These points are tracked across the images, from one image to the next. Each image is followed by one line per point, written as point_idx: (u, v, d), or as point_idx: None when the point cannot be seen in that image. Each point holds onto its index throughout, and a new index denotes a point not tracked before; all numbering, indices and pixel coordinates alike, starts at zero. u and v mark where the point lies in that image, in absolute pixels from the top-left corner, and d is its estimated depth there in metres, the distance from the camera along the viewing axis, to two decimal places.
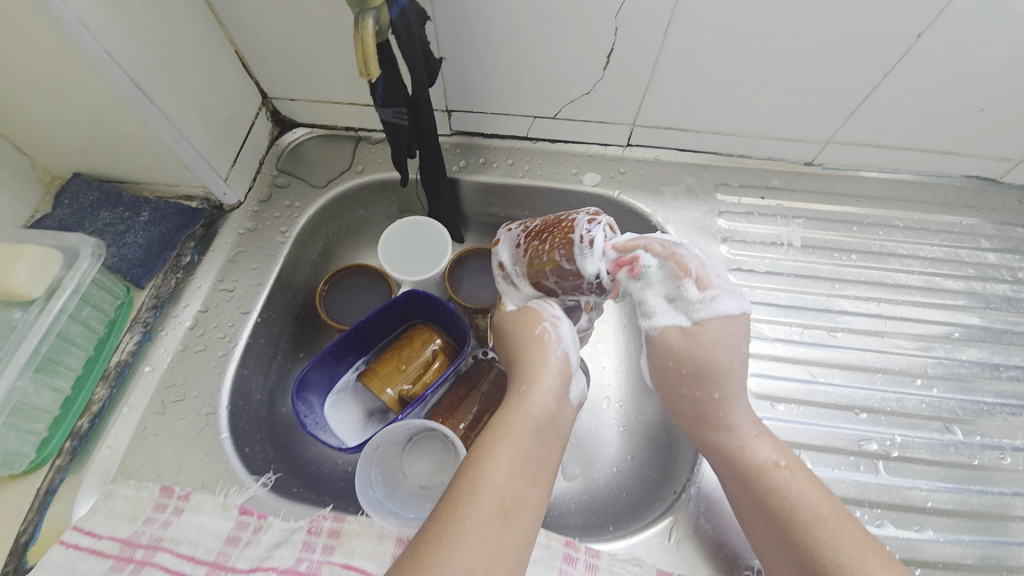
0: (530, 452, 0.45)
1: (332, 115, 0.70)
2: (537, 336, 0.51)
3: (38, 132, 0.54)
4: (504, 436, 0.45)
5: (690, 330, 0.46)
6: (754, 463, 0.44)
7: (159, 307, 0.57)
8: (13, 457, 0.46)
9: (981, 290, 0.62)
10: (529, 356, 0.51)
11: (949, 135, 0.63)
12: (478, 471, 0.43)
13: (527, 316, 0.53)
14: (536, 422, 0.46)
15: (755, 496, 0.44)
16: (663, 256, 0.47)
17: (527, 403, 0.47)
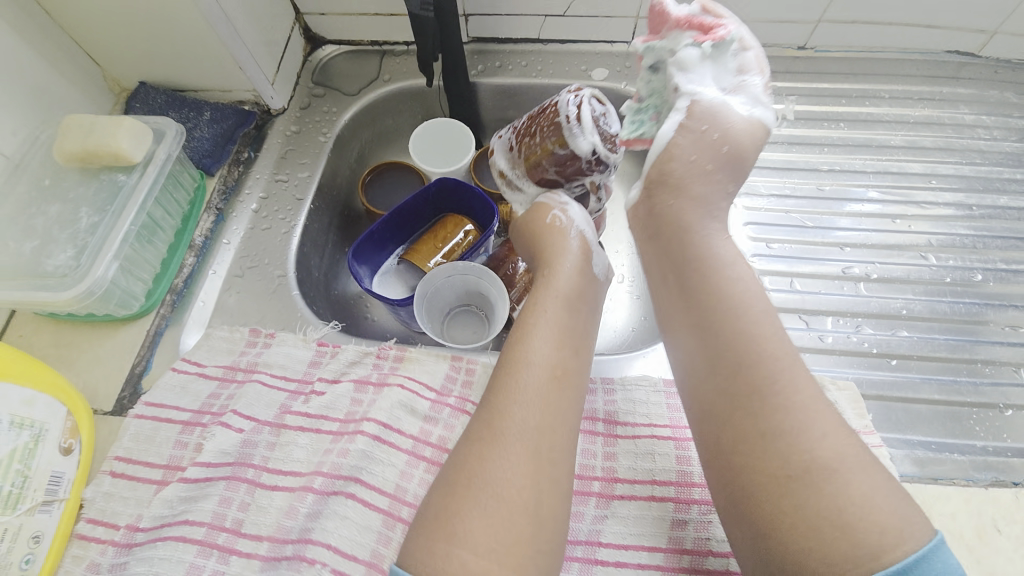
0: (567, 324, 0.48)
1: (359, 29, 0.77)
2: (552, 226, 0.55)
3: (110, 39, 0.60)
4: (539, 313, 0.48)
5: (731, 111, 0.49)
6: (714, 261, 0.46)
7: (227, 194, 0.65)
8: (128, 297, 0.53)
9: (959, 146, 0.68)
10: (548, 246, 0.54)
11: (931, 7, 0.68)
12: (521, 347, 0.46)
13: (539, 210, 0.57)
14: (567, 296, 0.50)
15: (696, 291, 0.46)
16: (718, 30, 0.49)
17: (553, 282, 0.51)
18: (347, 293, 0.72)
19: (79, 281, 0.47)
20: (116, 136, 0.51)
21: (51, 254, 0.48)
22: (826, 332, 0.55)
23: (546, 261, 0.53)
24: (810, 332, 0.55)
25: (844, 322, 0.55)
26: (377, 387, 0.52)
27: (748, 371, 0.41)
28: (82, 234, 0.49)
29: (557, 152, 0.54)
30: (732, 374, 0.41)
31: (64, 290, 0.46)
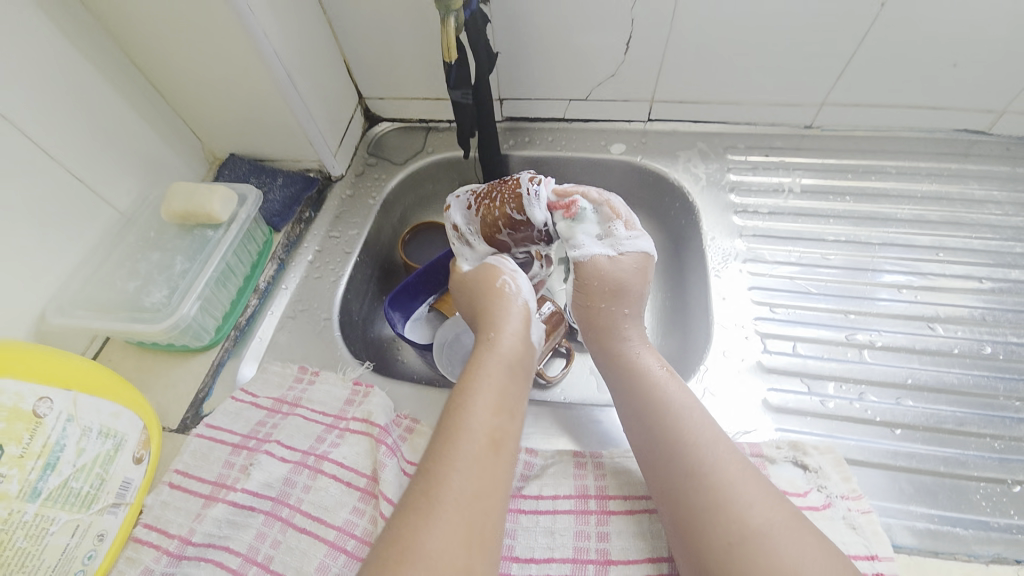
0: (503, 386, 0.57)
1: (410, 109, 0.90)
2: (502, 292, 0.65)
3: (212, 121, 0.75)
4: (483, 378, 0.57)
5: (613, 259, 0.62)
6: (639, 366, 0.58)
7: (289, 246, 0.76)
8: (202, 332, 0.63)
9: (968, 220, 0.70)
10: (493, 311, 0.64)
11: (931, 91, 0.73)
12: (466, 406, 0.54)
13: (489, 271, 0.67)
14: (507, 363, 0.59)
15: (631, 393, 0.56)
16: (598, 202, 0.63)
17: (496, 349, 0.60)
18: (383, 337, 0.80)
19: (170, 315, 0.58)
20: (211, 200, 0.63)
21: (149, 292, 0.60)
22: (827, 397, 0.56)
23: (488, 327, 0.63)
24: (812, 396, 0.57)
25: (846, 387, 0.57)
26: (389, 450, 0.55)
27: (680, 453, 0.50)
28: (175, 277, 0.61)
29: (513, 219, 0.66)
30: (673, 456, 0.50)
31: (157, 322, 0.57)
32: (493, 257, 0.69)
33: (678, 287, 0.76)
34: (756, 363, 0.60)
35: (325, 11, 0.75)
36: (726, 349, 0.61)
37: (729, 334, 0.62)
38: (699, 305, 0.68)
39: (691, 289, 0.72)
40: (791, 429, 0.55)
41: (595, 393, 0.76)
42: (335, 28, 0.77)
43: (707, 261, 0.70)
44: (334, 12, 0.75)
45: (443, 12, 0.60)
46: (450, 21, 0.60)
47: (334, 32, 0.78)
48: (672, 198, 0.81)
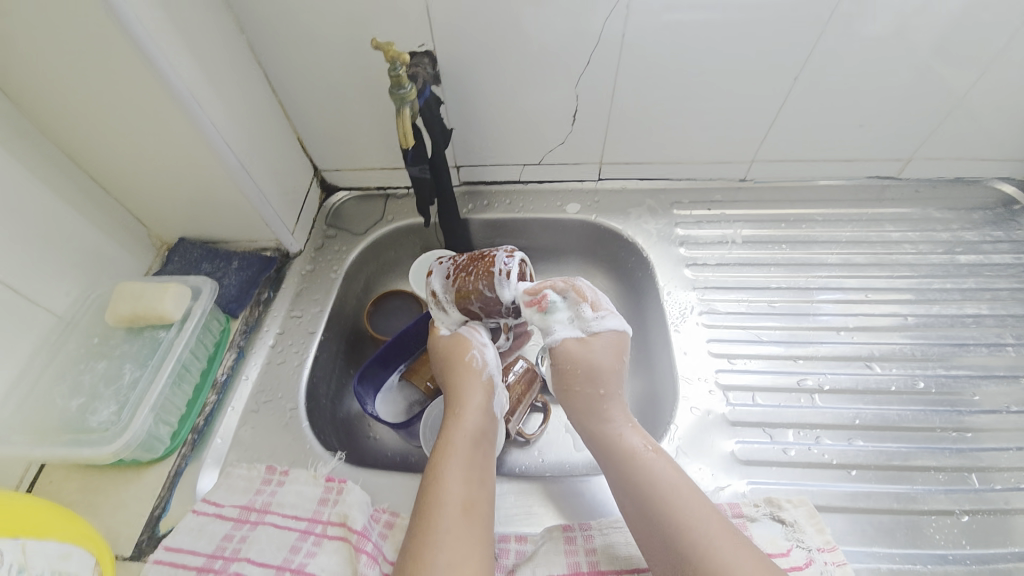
0: (470, 460, 0.59)
1: (366, 179, 0.90)
2: (471, 365, 0.66)
3: (160, 208, 0.73)
4: (450, 455, 0.58)
5: (585, 342, 0.64)
6: (626, 446, 0.58)
7: (247, 332, 0.73)
8: (155, 443, 0.59)
9: (889, 261, 0.78)
10: (460, 383, 0.65)
11: (844, 147, 0.82)
12: (435, 485, 0.56)
13: (460, 344, 0.68)
14: (472, 435, 0.61)
15: (621, 473, 0.57)
16: (565, 290, 0.64)
17: (461, 422, 0.61)
18: (352, 413, 0.77)
19: (119, 436, 0.55)
20: (162, 300, 0.61)
21: (95, 411, 0.57)
22: (789, 445, 0.60)
23: (455, 401, 0.64)
24: (776, 445, 0.60)
25: (803, 434, 0.60)
26: (371, 554, 0.54)
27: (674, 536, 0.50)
28: (124, 390, 0.58)
29: (486, 294, 0.65)
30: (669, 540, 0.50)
31: (106, 445, 0.54)
32: (465, 328, 0.69)
33: (642, 340, 0.78)
34: (721, 417, 0.62)
35: (275, 92, 0.75)
36: (694, 406, 0.63)
37: (695, 389, 0.65)
38: (662, 359, 0.71)
39: (654, 343, 0.75)
40: (761, 481, 0.57)
41: (570, 453, 0.75)
42: (287, 107, 0.78)
43: (666, 315, 0.73)
44: (284, 92, 0.76)
45: (398, 103, 0.64)
46: (405, 111, 0.65)
47: (286, 111, 0.78)
48: (628, 252, 0.85)
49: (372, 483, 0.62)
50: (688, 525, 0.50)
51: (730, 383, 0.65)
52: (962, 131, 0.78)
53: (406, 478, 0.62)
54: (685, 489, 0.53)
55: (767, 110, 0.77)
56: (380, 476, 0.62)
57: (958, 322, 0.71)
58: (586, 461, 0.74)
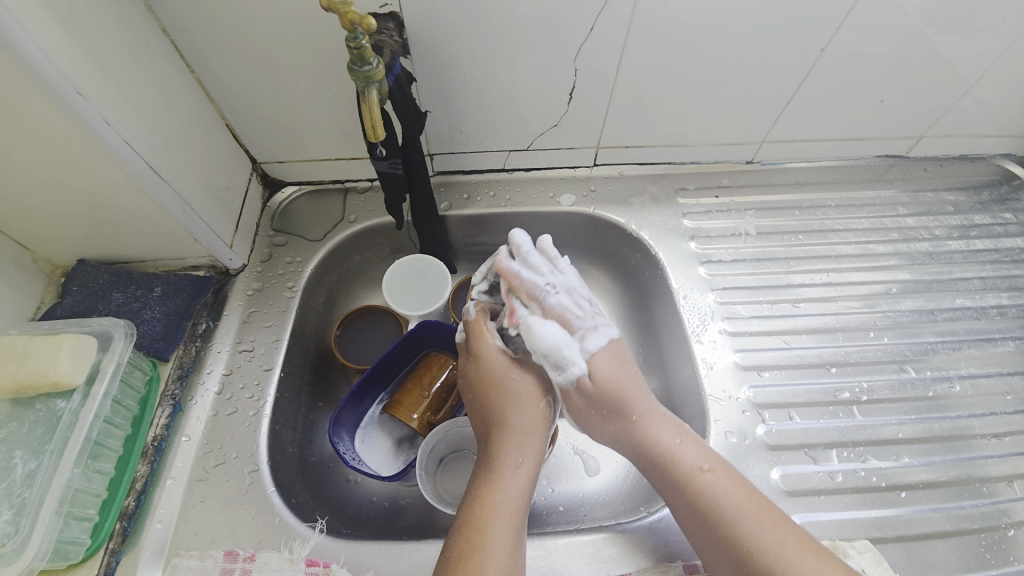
0: (521, 522, 0.49)
1: (319, 172, 0.74)
2: (539, 412, 0.54)
3: (46, 227, 0.56)
4: (498, 516, 0.47)
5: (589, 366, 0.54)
6: (683, 470, 0.51)
7: (184, 377, 0.59)
8: (71, 546, 0.46)
9: (906, 250, 0.75)
10: (519, 425, 0.53)
11: (860, 125, 0.74)
12: (481, 554, 0.45)
13: (538, 387, 0.55)
14: (524, 495, 0.50)
15: (686, 501, 0.51)
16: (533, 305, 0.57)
17: (514, 476, 0.50)
18: (326, 456, 0.64)
19: (21, 552, 0.42)
20: (56, 359, 0.47)
21: None
22: (836, 470, 0.58)
23: (509, 444, 0.52)
24: (821, 470, 0.58)
25: (849, 454, 0.59)
26: None
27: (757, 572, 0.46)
28: (18, 488, 0.44)
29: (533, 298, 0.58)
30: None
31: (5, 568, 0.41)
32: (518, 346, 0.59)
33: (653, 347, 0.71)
34: (761, 442, 0.59)
35: (190, 67, 0.58)
36: (728, 429, 0.60)
37: (726, 410, 0.61)
38: (684, 372, 0.66)
39: (669, 356, 0.69)
40: (812, 514, 0.55)
41: (582, 478, 0.67)
42: (207, 86, 0.60)
43: (685, 324, 0.67)
44: (201, 66, 0.58)
45: (362, 84, 0.50)
46: (373, 93, 0.50)
47: (207, 91, 0.61)
48: (633, 249, 0.76)
49: (359, 556, 0.52)
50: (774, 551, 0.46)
51: (766, 401, 0.62)
52: (978, 109, 0.72)
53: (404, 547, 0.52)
54: (760, 511, 0.49)
55: (785, 85, 0.67)
56: (375, 547, 0.52)
57: (981, 314, 0.70)
58: (602, 487, 0.66)
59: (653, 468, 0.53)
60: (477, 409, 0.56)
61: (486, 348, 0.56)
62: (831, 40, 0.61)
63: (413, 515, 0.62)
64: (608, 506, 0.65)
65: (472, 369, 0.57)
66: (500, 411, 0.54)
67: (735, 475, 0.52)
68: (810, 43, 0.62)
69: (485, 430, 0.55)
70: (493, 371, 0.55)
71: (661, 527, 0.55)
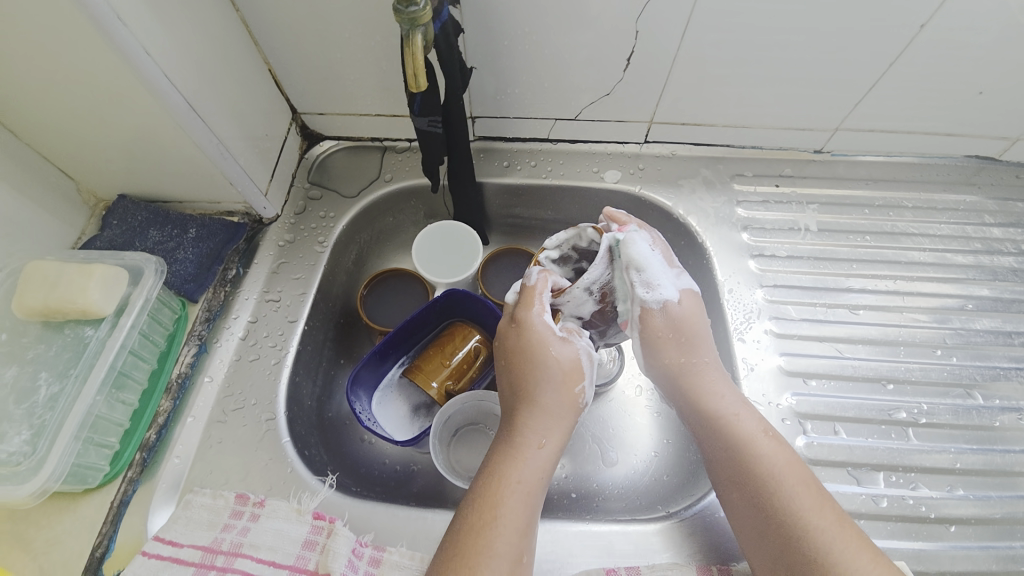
0: (537, 503, 0.46)
1: (358, 128, 0.72)
2: (572, 395, 0.51)
3: (90, 160, 0.56)
4: (515, 494, 0.45)
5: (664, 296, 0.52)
6: (746, 432, 0.48)
7: (211, 319, 0.59)
8: (90, 470, 0.48)
9: (989, 263, 0.67)
10: (546, 405, 0.50)
11: (954, 119, 0.65)
12: (490, 527, 0.43)
13: (574, 370, 0.51)
14: (541, 474, 0.47)
15: (733, 463, 0.47)
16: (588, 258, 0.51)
17: (533, 454, 0.47)
18: (343, 413, 0.64)
19: (37, 471, 0.44)
20: (86, 289, 0.49)
21: (3, 436, 0.45)
22: (880, 494, 0.53)
23: (533, 422, 0.49)
24: (863, 492, 0.53)
25: (896, 479, 0.54)
26: None
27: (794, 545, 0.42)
28: (39, 410, 0.47)
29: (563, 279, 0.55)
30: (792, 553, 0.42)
31: (22, 485, 0.44)
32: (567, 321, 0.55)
33: None
34: (798, 455, 0.55)
35: (234, 4, 0.56)
36: None
37: (764, 415, 0.57)
38: (721, 371, 0.61)
39: None
40: None
41: (599, 468, 0.64)
42: (251, 27, 0.59)
43: (728, 320, 0.62)
44: (245, 5, 0.56)
45: (407, 26, 0.47)
46: (417, 38, 0.47)
47: (251, 32, 0.59)
48: (678, 235, 0.71)
49: (366, 514, 0.52)
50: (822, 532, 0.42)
51: (808, 411, 0.57)
52: None
53: (412, 512, 0.52)
54: (815, 493, 0.44)
55: (871, 67, 0.59)
56: (381, 509, 0.52)
57: None
58: (618, 478, 0.64)
59: (708, 424, 0.49)
60: (511, 381, 0.53)
61: (530, 319, 0.52)
62: (935, 17, 0.53)
63: (424, 483, 0.61)
64: (621, 499, 0.62)
65: (509, 338, 0.53)
66: (526, 387, 0.51)
67: (796, 458, 0.47)
68: (909, 18, 0.54)
69: (512, 403, 0.52)
70: (531, 343, 0.51)
71: (677, 529, 0.53)
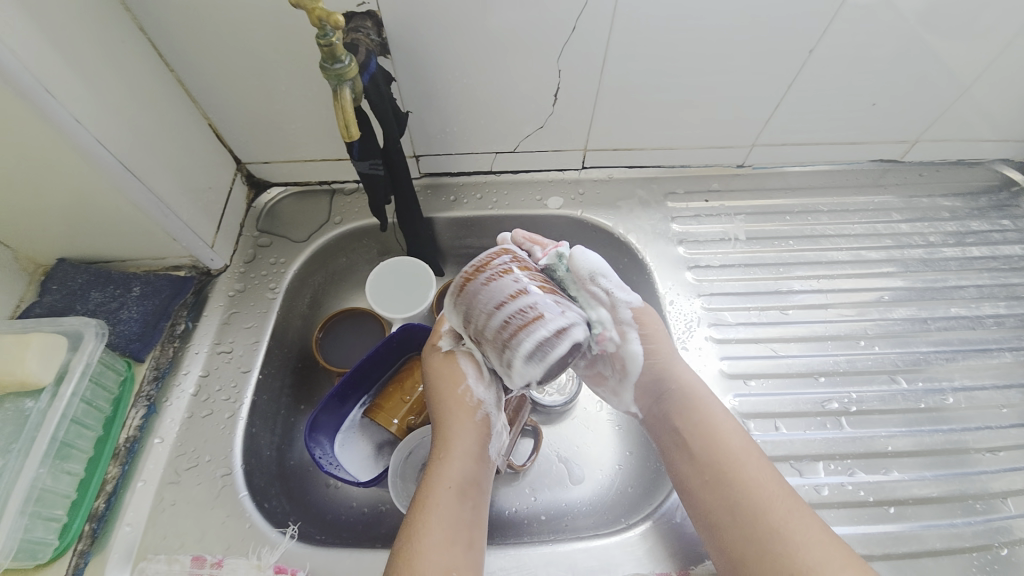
0: (456, 509, 0.48)
1: (305, 173, 0.74)
2: (467, 401, 0.55)
3: (25, 228, 0.56)
4: (428, 506, 0.48)
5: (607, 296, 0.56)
6: (705, 413, 0.54)
7: (160, 378, 0.59)
8: (37, 547, 0.47)
9: (901, 257, 0.73)
10: (447, 419, 0.54)
11: (854, 129, 0.72)
12: (414, 545, 0.46)
13: (458, 376, 0.56)
14: (460, 487, 0.50)
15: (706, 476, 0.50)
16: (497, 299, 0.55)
17: (449, 470, 0.51)
18: (305, 461, 0.63)
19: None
20: (23, 360, 0.48)
21: None
22: (821, 482, 0.56)
23: (439, 439, 0.53)
24: (806, 482, 0.56)
25: (836, 467, 0.58)
26: None
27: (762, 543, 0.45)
28: None
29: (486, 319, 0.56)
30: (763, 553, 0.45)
31: None
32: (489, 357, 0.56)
33: None
34: None
35: (170, 65, 0.58)
36: None
37: None
38: None
39: None
40: None
41: (566, 487, 0.66)
42: (188, 85, 0.60)
43: (672, 330, 0.66)
44: (181, 65, 0.58)
45: (335, 82, 0.49)
46: (346, 92, 0.50)
47: (188, 90, 0.61)
48: (620, 253, 0.74)
49: (330, 562, 0.51)
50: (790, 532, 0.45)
51: (751, 410, 0.60)
52: (973, 113, 0.70)
53: (376, 555, 0.51)
54: (755, 462, 0.50)
55: (773, 88, 0.66)
56: (346, 554, 0.52)
57: (976, 323, 0.69)
58: (585, 495, 0.65)
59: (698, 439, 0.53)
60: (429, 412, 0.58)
61: (421, 355, 0.60)
62: (820, 41, 0.60)
63: (392, 522, 0.61)
64: (589, 516, 0.63)
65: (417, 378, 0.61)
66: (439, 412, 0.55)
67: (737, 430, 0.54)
68: (798, 44, 0.60)
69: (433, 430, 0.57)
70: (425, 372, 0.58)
71: (640, 539, 0.54)
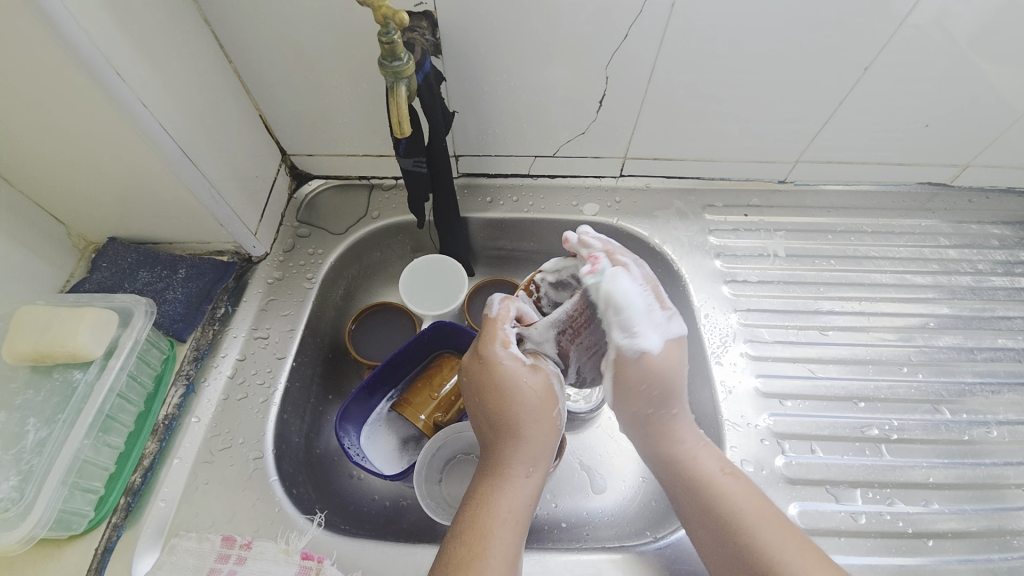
0: (525, 528, 0.47)
1: (346, 167, 0.75)
2: (551, 419, 0.52)
3: (82, 206, 0.58)
4: (503, 522, 0.46)
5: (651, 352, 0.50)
6: (701, 473, 0.50)
7: (199, 358, 0.60)
8: (74, 517, 0.48)
9: (947, 283, 0.71)
10: (528, 434, 0.50)
11: (903, 150, 0.71)
12: (483, 555, 0.44)
13: (541, 394, 0.51)
14: (533, 504, 0.49)
15: (690, 501, 0.50)
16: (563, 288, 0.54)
17: (523, 484, 0.49)
18: (331, 449, 0.64)
19: (24, 518, 0.45)
20: (76, 333, 0.50)
21: None
22: (857, 510, 0.55)
23: (518, 454, 0.50)
24: (842, 509, 0.55)
25: (873, 496, 0.56)
26: None
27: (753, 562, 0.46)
28: (27, 455, 0.47)
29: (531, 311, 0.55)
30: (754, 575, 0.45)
31: (8, 533, 0.44)
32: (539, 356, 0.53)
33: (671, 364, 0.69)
34: (779, 474, 0.56)
35: (228, 57, 0.59)
36: (745, 458, 0.57)
37: (743, 436, 0.58)
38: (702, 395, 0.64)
39: (687, 377, 0.66)
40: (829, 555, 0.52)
41: (588, 495, 0.65)
42: (243, 77, 0.62)
43: (706, 344, 0.65)
44: (239, 56, 0.60)
45: (391, 79, 0.50)
46: (400, 89, 0.50)
47: (243, 81, 0.62)
48: (655, 263, 0.74)
49: (355, 552, 0.51)
50: (775, 551, 0.45)
51: (786, 430, 0.59)
52: None
53: (402, 548, 0.52)
54: (777, 525, 0.47)
55: (823, 104, 0.64)
56: (372, 546, 0.52)
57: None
58: (608, 505, 0.64)
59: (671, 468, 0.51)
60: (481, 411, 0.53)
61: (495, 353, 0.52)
62: (875, 60, 0.59)
63: (415, 518, 0.61)
64: (611, 527, 0.62)
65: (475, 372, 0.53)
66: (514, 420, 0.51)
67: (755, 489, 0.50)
68: (853, 61, 0.59)
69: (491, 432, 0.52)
70: (498, 376, 0.51)
71: (666, 556, 0.54)
